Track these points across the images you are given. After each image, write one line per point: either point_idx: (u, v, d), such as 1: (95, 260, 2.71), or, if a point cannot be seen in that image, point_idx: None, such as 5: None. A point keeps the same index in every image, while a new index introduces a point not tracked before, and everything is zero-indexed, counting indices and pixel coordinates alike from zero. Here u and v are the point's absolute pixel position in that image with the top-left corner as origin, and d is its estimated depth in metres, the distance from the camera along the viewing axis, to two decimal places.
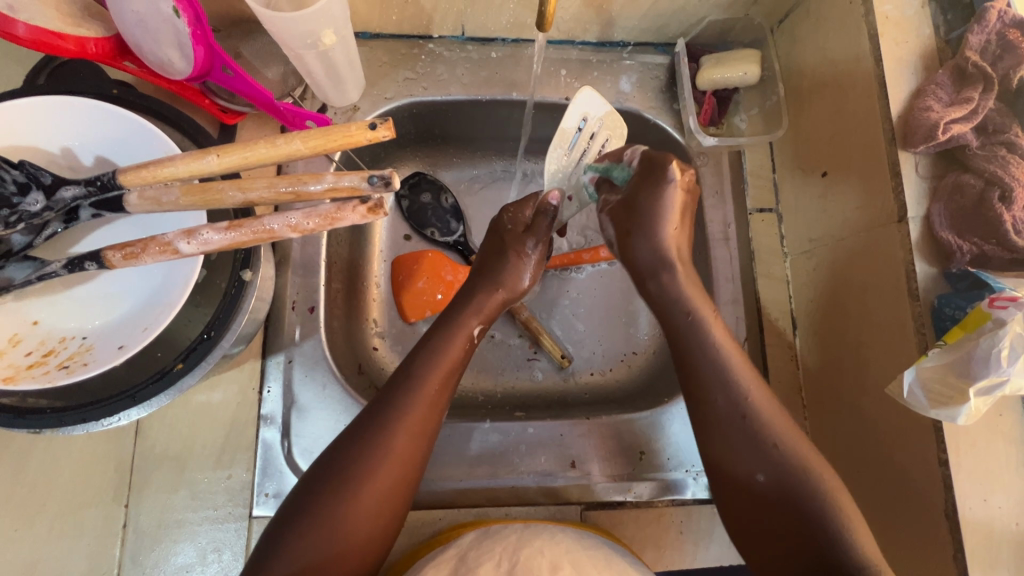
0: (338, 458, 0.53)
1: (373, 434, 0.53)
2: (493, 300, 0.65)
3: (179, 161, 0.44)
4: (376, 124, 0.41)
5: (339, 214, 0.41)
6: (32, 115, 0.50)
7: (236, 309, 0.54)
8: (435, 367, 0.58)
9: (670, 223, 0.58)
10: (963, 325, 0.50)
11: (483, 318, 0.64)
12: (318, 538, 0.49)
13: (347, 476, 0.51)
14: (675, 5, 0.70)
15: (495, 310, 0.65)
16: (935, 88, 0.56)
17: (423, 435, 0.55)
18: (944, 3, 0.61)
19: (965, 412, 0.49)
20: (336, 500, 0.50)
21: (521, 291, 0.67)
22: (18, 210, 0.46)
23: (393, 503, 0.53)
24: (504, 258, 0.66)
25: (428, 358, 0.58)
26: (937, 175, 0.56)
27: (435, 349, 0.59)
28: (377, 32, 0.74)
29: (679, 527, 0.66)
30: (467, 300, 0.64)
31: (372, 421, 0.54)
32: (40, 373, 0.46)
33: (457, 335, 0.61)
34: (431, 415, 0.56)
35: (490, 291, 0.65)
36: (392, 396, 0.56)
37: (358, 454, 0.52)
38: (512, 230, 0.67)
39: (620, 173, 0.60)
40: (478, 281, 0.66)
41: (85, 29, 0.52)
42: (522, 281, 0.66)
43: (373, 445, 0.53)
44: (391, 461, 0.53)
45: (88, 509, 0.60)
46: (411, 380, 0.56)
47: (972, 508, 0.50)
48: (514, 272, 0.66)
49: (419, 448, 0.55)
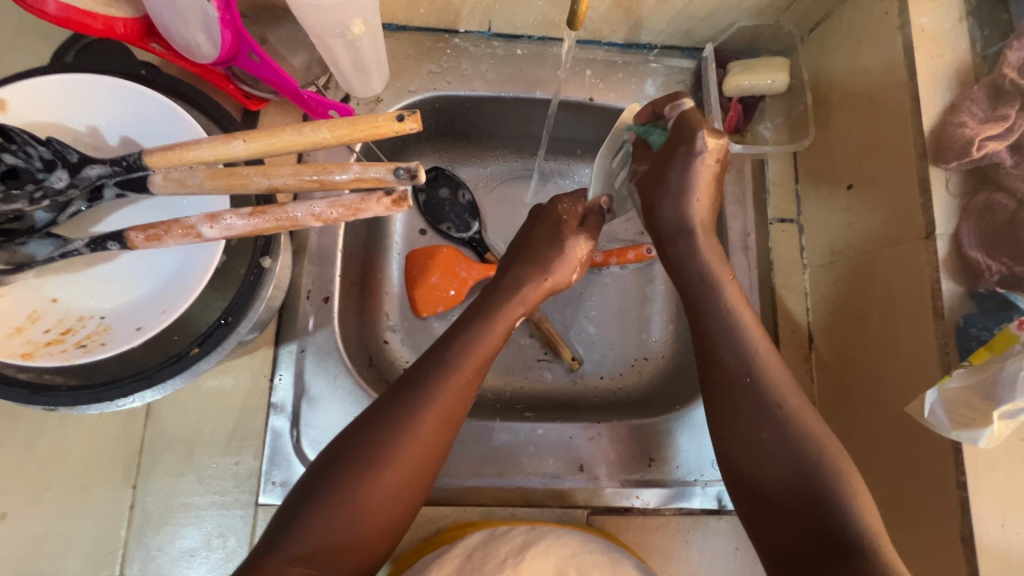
0: (358, 442, 0.52)
1: (398, 420, 0.53)
2: (541, 288, 0.64)
3: (206, 144, 0.45)
4: (404, 116, 0.42)
5: (363, 205, 0.43)
6: (61, 93, 0.50)
7: (253, 297, 0.53)
8: (471, 356, 0.57)
9: (699, 195, 0.58)
10: (990, 346, 0.48)
11: (528, 307, 0.64)
12: (335, 521, 0.49)
13: (364, 461, 0.51)
14: (706, 9, 0.69)
15: (540, 299, 0.65)
16: (969, 104, 0.55)
17: (452, 424, 0.55)
18: (981, 19, 0.60)
19: (987, 435, 0.48)
20: (352, 485, 0.50)
21: (566, 284, 0.67)
22: (44, 187, 0.46)
23: (412, 487, 0.53)
24: (564, 246, 0.65)
25: (467, 345, 0.58)
26: (966, 193, 0.55)
27: (476, 337, 0.59)
28: (403, 24, 0.74)
29: (685, 536, 0.65)
30: (515, 286, 0.63)
31: (396, 406, 0.54)
32: (58, 351, 0.46)
33: (498, 324, 0.61)
34: (461, 405, 0.56)
35: (538, 278, 0.64)
36: (419, 382, 0.55)
37: (380, 439, 0.52)
38: (569, 221, 0.66)
39: (656, 138, 0.60)
40: (524, 267, 0.64)
41: (115, 10, 0.53)
42: (570, 276, 0.66)
43: (395, 429, 0.53)
44: (415, 449, 0.53)
45: (97, 488, 0.60)
46: (443, 368, 0.56)
47: (989, 533, 0.49)
48: (563, 263, 0.65)
49: (445, 436, 0.55)
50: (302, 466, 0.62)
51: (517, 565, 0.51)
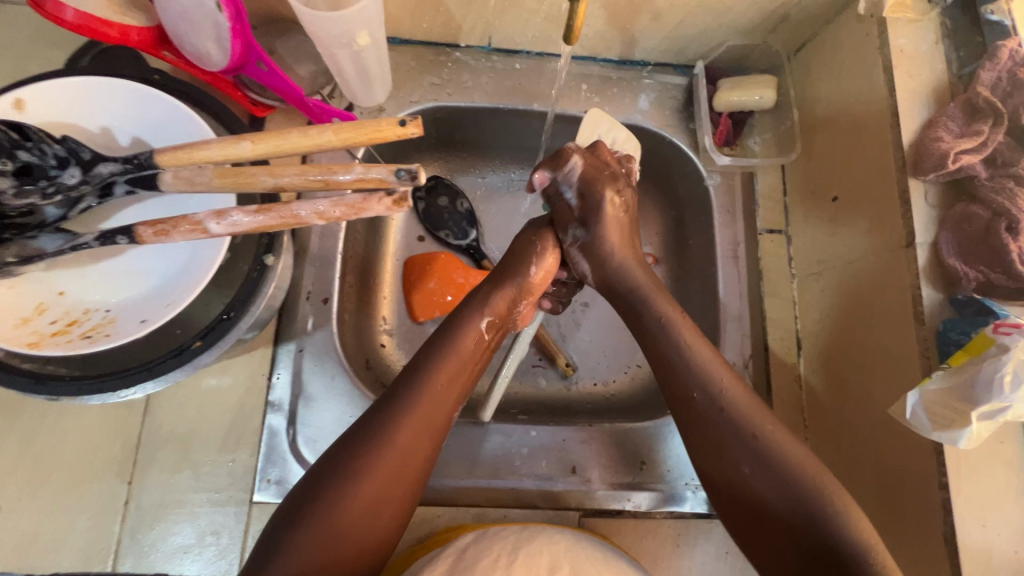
0: (340, 459, 0.52)
1: (374, 434, 0.53)
2: (504, 292, 0.63)
3: (215, 145, 0.47)
4: (405, 121, 0.45)
5: (365, 204, 0.45)
6: (79, 96, 0.52)
7: (257, 293, 0.54)
8: (439, 364, 0.57)
9: (618, 244, 0.64)
10: (967, 349, 0.50)
11: (496, 313, 0.63)
12: (312, 539, 0.48)
13: (341, 477, 0.51)
14: (697, 29, 0.72)
15: (509, 305, 0.63)
16: (945, 119, 0.57)
17: (426, 435, 0.55)
18: (957, 40, 0.63)
19: (966, 436, 0.49)
20: (330, 502, 0.50)
21: (531, 286, 0.65)
22: (56, 182, 0.48)
23: (387, 501, 0.52)
24: (528, 254, 0.66)
25: (435, 358, 0.58)
26: (944, 205, 0.58)
27: (442, 348, 0.59)
28: (406, 38, 0.76)
29: (676, 540, 0.66)
30: (479, 296, 0.63)
31: (375, 420, 0.54)
32: (64, 341, 0.47)
33: (465, 330, 0.60)
34: (433, 415, 0.55)
35: (501, 284, 0.64)
36: (392, 395, 0.56)
37: (356, 453, 0.52)
38: (543, 231, 0.67)
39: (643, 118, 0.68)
40: (488, 278, 0.65)
41: (129, 18, 0.56)
42: (533, 276, 0.65)
43: (368, 443, 0.52)
44: (386, 461, 0.52)
45: (93, 483, 0.61)
46: (414, 379, 0.56)
47: (971, 534, 0.50)
48: (524, 266, 0.65)
49: (421, 446, 0.54)
50: (297, 464, 0.63)
51: (509, 565, 0.51)
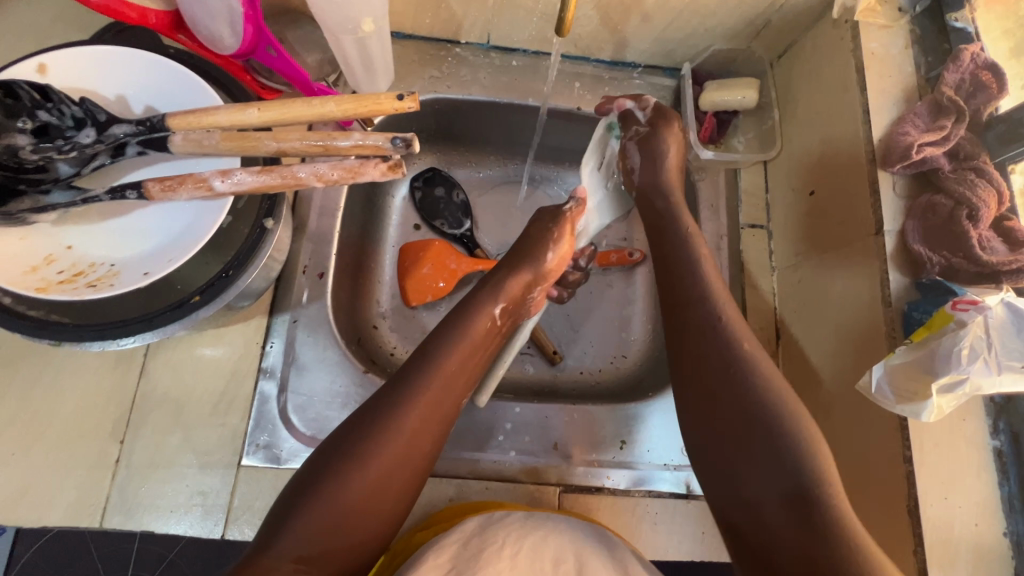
0: (354, 436, 0.53)
1: (389, 415, 0.54)
2: (519, 280, 0.65)
3: (224, 111, 0.50)
4: (403, 95, 0.50)
5: (361, 168, 0.49)
6: (98, 65, 0.55)
7: (255, 253, 0.56)
8: (454, 349, 0.59)
9: (553, 247, 0.68)
10: (929, 325, 0.52)
11: (508, 300, 0.65)
12: (320, 516, 0.49)
13: (354, 455, 0.51)
14: (684, 32, 0.76)
15: (520, 292, 0.66)
16: (912, 116, 0.61)
17: (438, 415, 0.56)
18: (926, 46, 0.67)
19: (929, 408, 0.51)
20: (341, 479, 0.50)
21: (545, 273, 0.68)
22: (72, 141, 0.52)
23: (399, 480, 0.53)
24: (541, 244, 0.68)
25: (452, 338, 0.60)
26: (911, 196, 0.61)
27: (459, 333, 0.60)
28: (410, 32, 0.81)
29: (654, 518, 0.67)
30: (494, 281, 0.65)
31: (388, 400, 0.55)
32: (70, 287, 0.49)
33: (480, 316, 0.62)
34: (444, 397, 0.57)
35: (516, 273, 0.66)
36: (408, 377, 0.56)
37: (371, 433, 0.52)
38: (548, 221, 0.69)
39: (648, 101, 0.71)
40: (501, 265, 0.67)
41: (150, 2, 0.60)
42: (545, 263, 0.67)
43: (383, 422, 0.53)
44: (400, 440, 0.53)
45: (86, 441, 0.62)
46: (428, 363, 0.57)
47: (933, 505, 0.52)
48: (534, 256, 0.67)
49: (432, 427, 0.55)
50: (285, 430, 0.65)
51: (514, 556, 0.52)
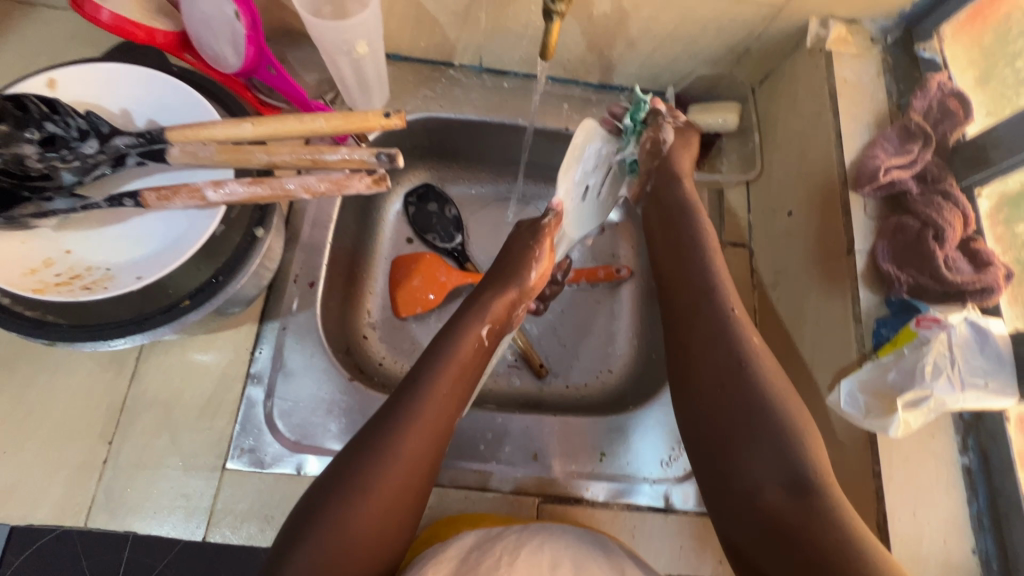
0: (351, 461, 0.52)
1: (381, 442, 0.53)
2: (505, 300, 0.64)
3: (219, 125, 0.53)
4: (389, 114, 0.53)
5: (347, 181, 0.52)
6: (103, 82, 0.59)
7: (245, 261, 0.58)
8: (443, 371, 0.57)
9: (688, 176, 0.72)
10: (895, 342, 0.54)
11: (495, 321, 0.63)
12: (323, 542, 0.48)
13: (349, 482, 0.51)
14: (668, 58, 0.80)
15: (507, 312, 0.64)
16: (881, 141, 0.63)
17: (433, 438, 0.55)
18: (896, 75, 0.70)
19: (895, 424, 0.53)
20: (341, 506, 0.50)
21: (532, 289, 0.66)
22: (76, 151, 0.54)
23: (398, 507, 0.52)
24: (523, 255, 0.66)
25: (438, 360, 0.58)
26: (881, 216, 0.63)
27: (447, 356, 0.59)
28: (406, 55, 0.84)
29: (632, 531, 0.67)
30: (481, 302, 0.63)
31: (380, 427, 0.54)
32: (66, 290, 0.52)
33: (467, 336, 0.60)
34: (439, 421, 0.56)
35: (502, 291, 0.64)
36: (400, 403, 0.55)
37: (365, 461, 0.52)
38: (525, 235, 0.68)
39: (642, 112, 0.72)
40: (488, 283, 0.65)
41: (158, 23, 0.63)
42: (531, 279, 0.65)
43: (376, 450, 0.52)
44: (395, 467, 0.52)
45: (75, 441, 0.64)
46: (420, 387, 0.56)
47: (901, 520, 0.53)
48: (520, 272, 0.65)
49: (427, 450, 0.54)
50: (271, 434, 0.66)
51: (513, 565, 0.51)
